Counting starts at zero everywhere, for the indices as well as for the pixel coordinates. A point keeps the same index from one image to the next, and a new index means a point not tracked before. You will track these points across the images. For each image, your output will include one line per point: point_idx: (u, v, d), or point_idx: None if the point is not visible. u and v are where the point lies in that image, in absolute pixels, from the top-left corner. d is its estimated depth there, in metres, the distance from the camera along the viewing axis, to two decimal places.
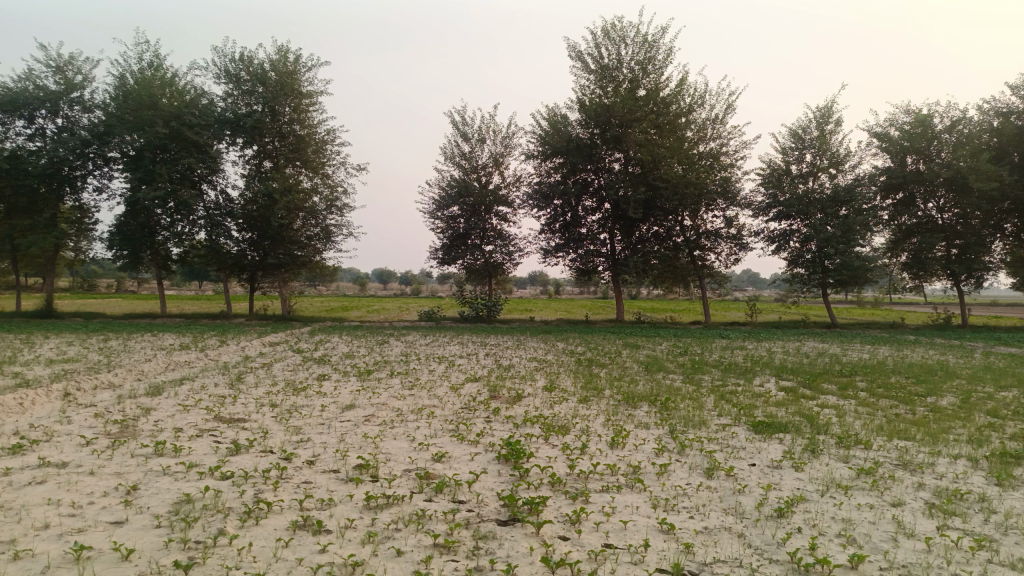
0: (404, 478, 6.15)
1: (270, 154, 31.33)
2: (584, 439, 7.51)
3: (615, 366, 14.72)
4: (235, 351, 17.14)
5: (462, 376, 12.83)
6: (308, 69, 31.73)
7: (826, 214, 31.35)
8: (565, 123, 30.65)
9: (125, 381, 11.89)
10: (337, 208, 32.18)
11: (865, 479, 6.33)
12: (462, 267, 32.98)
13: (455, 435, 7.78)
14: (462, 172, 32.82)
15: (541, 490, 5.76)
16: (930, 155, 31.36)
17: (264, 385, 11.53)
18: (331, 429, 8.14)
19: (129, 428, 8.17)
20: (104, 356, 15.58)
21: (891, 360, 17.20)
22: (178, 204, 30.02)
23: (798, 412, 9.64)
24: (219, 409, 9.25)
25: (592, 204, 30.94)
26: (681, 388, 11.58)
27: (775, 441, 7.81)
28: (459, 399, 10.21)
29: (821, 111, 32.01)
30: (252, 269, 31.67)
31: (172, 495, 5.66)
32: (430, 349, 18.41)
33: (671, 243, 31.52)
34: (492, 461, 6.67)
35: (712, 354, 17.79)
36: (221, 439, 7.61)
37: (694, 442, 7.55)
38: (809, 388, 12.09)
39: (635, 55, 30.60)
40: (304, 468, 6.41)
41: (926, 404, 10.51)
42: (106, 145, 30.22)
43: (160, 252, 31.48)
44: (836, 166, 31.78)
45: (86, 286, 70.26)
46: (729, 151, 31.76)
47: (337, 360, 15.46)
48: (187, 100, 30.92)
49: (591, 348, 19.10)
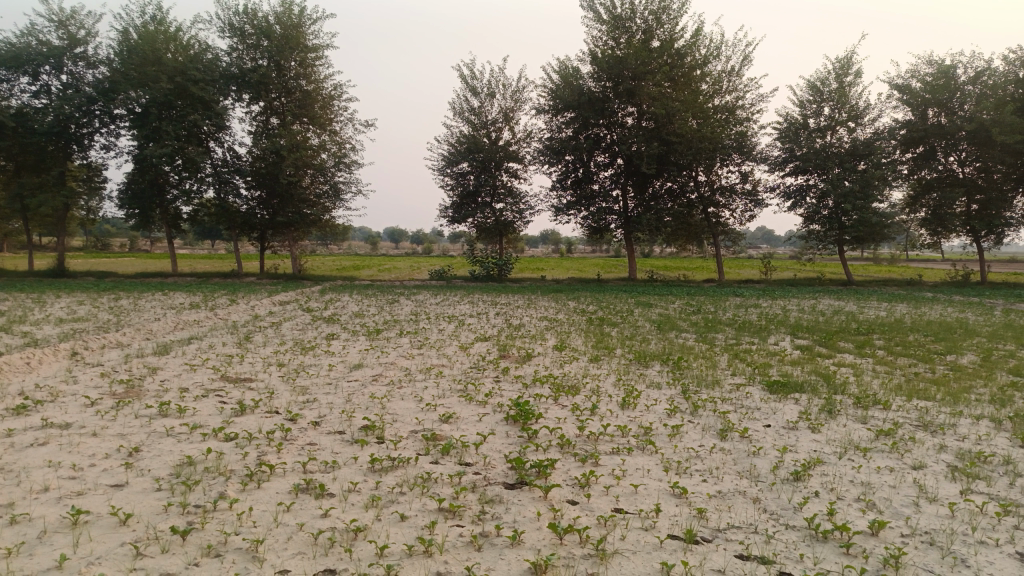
0: (410, 439, 6.01)
1: (277, 110, 30.92)
2: (594, 400, 7.35)
3: (627, 324, 14.53)
4: (245, 310, 17.10)
5: (472, 335, 12.70)
6: (313, 22, 31.10)
7: (844, 169, 30.71)
8: (577, 76, 29.92)
9: (133, 340, 11.85)
10: (346, 165, 31.91)
11: (886, 440, 6.12)
12: (473, 225, 32.70)
13: (463, 395, 7.64)
14: (471, 127, 32.27)
15: (549, 452, 5.60)
16: (953, 108, 30.46)
17: (272, 344, 11.45)
18: (338, 389, 8.03)
19: (134, 387, 8.09)
20: (114, 315, 15.56)
21: (909, 317, 16.88)
22: (186, 161, 29.78)
23: (815, 371, 9.43)
24: (226, 369, 9.17)
25: (604, 159, 30.45)
26: (694, 347, 11.41)
27: (790, 401, 7.62)
28: (468, 358, 10.08)
29: (841, 62, 31.07)
30: (262, 228, 31.55)
31: (174, 457, 5.55)
32: (440, 307, 18.29)
33: (685, 200, 31.05)
34: (500, 422, 6.52)
35: (724, 312, 17.54)
36: (226, 399, 7.51)
37: (708, 402, 7.37)
38: (825, 346, 11.86)
39: (649, 5, 29.66)
40: (309, 429, 6.29)
41: (946, 363, 10.27)
42: (112, 102, 29.91)
43: (170, 211, 31.39)
44: (855, 119, 30.95)
45: (101, 245, 70.91)
46: (744, 104, 31.02)
47: (346, 318, 15.38)
48: (192, 55, 30.42)
49: (602, 306, 18.91)
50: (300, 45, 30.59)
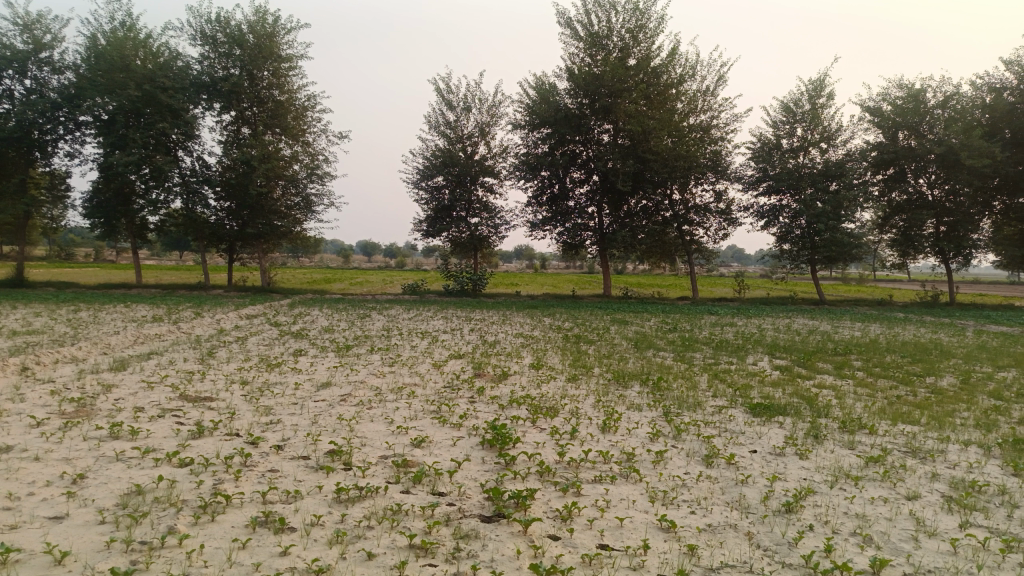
0: (380, 466, 5.64)
1: (248, 120, 30.38)
2: (574, 423, 7.04)
3: (604, 342, 14.26)
4: (209, 324, 16.52)
5: (446, 352, 12.33)
6: (287, 32, 30.73)
7: (816, 189, 30.95)
8: (554, 92, 29.85)
9: (89, 355, 11.28)
10: (318, 176, 31.45)
11: (877, 468, 5.90)
12: (447, 240, 32.36)
13: (437, 417, 7.28)
14: (447, 141, 32.03)
15: (528, 481, 5.27)
16: (922, 131, 30.92)
17: (236, 361, 10.97)
18: (304, 410, 7.61)
19: (85, 406, 7.58)
20: (72, 327, 14.91)
21: (883, 338, 16.90)
22: (153, 170, 29.06)
23: (797, 393, 9.22)
24: (185, 387, 8.69)
25: (580, 176, 30.39)
26: (673, 366, 11.15)
27: (775, 425, 7.39)
28: (442, 377, 9.71)
29: (813, 84, 31.43)
30: (230, 239, 30.86)
31: (120, 485, 5.10)
32: (413, 323, 17.89)
33: (660, 218, 31.07)
34: (475, 447, 6.18)
35: (701, 331, 17.41)
36: (183, 420, 7.06)
37: (691, 426, 7.10)
38: (804, 367, 11.70)
39: (626, 23, 29.76)
40: (271, 454, 5.89)
41: (927, 385, 10.17)
42: (78, 109, 29.14)
43: (136, 221, 30.57)
44: (828, 140, 31.29)
45: (63, 255, 69.18)
46: (719, 123, 31.19)
47: (316, 334, 14.92)
48: (161, 62, 29.81)
49: (578, 323, 18.66)
50: (274, 55, 30.14)
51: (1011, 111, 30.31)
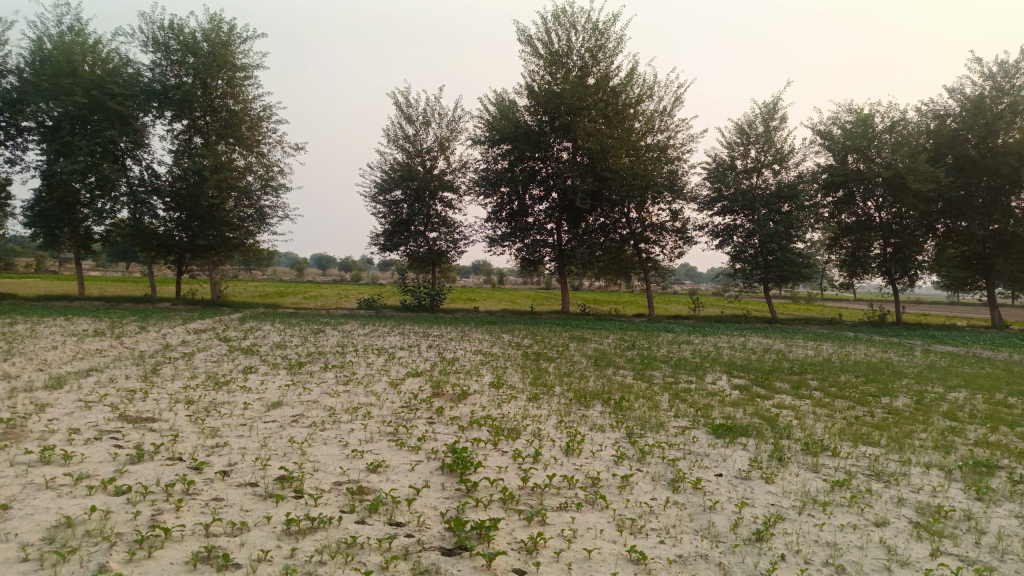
0: (333, 493, 5.34)
1: (201, 129, 29.61)
2: (536, 446, 6.83)
3: (563, 360, 14.10)
4: (155, 339, 15.85)
5: (402, 370, 11.99)
6: (242, 41, 30.18)
7: (770, 210, 31.46)
8: (514, 108, 29.85)
9: (23, 371, 10.63)
10: (272, 188, 30.80)
11: (843, 493, 5.82)
12: (405, 254, 31.94)
13: (394, 439, 6.99)
14: (405, 155, 31.73)
15: (491, 509, 5.04)
16: (871, 155, 31.81)
17: (182, 379, 10.46)
18: (253, 432, 7.23)
19: (15, 427, 7.02)
20: (6, 342, 14.11)
21: (836, 357, 17.12)
22: (99, 179, 28.04)
23: (758, 413, 9.16)
24: (126, 407, 8.21)
25: (539, 192, 30.44)
26: (633, 386, 11.01)
27: (738, 447, 7.29)
28: (399, 396, 9.39)
29: (767, 107, 32.09)
30: (179, 250, 29.94)
31: (48, 517, 4.67)
32: (368, 339, 17.47)
33: (617, 235, 31.23)
34: (435, 472, 5.93)
35: (659, 348, 17.39)
36: (122, 444, 6.61)
37: (655, 449, 6.94)
38: (762, 386, 11.72)
39: (586, 42, 30.00)
40: (217, 481, 5.53)
41: (883, 406, 10.25)
42: (20, 113, 27.99)
43: (80, 230, 29.43)
44: (781, 162, 31.91)
45: (3, 265, 66.48)
46: (676, 143, 31.56)
47: (267, 350, 14.40)
48: (111, 68, 28.88)
49: (536, 340, 18.49)
50: (229, 64, 29.49)
51: (954, 137, 31.43)
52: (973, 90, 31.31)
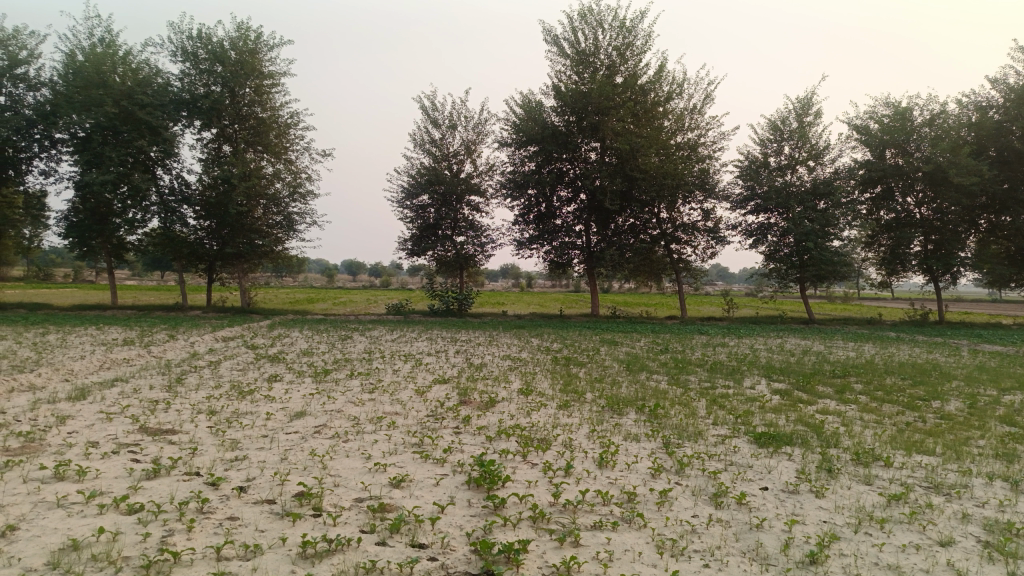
0: (353, 511, 5.06)
1: (229, 138, 29.79)
2: (568, 458, 6.47)
3: (595, 364, 13.72)
4: (183, 348, 15.73)
5: (430, 377, 11.71)
6: (269, 48, 30.33)
7: (805, 208, 30.69)
8: (540, 109, 29.54)
9: (49, 382, 10.53)
10: (301, 195, 30.86)
11: (900, 508, 5.38)
12: (433, 259, 31.77)
13: (419, 451, 6.69)
14: (432, 159, 31.60)
15: (520, 529, 4.71)
16: (909, 149, 30.91)
17: (207, 388, 10.30)
18: (275, 444, 6.99)
19: (33, 441, 6.86)
20: (36, 352, 14.08)
21: (879, 359, 16.46)
22: (131, 189, 28.32)
23: (801, 420, 8.69)
24: (147, 419, 8.02)
25: (567, 194, 30.04)
26: (668, 391, 10.60)
27: (784, 458, 6.85)
28: (425, 405, 9.10)
29: (800, 103, 31.34)
30: (210, 258, 30.12)
31: (55, 539, 4.44)
32: (396, 344, 17.26)
33: (648, 236, 30.68)
34: (461, 487, 5.62)
35: (693, 352, 16.92)
36: (140, 458, 6.41)
37: (695, 460, 6.54)
38: (804, 390, 11.20)
39: (612, 41, 29.57)
40: (232, 498, 5.27)
41: (935, 411, 9.68)
42: (53, 126, 28.33)
43: (113, 240, 29.74)
44: (815, 158, 31.11)
45: (42, 275, 67.80)
46: (706, 142, 30.95)
47: (294, 358, 14.23)
48: (141, 79, 29.18)
49: (568, 344, 18.09)
50: (256, 71, 29.65)
51: (997, 129, 30.35)
52: (1016, 79, 30.24)
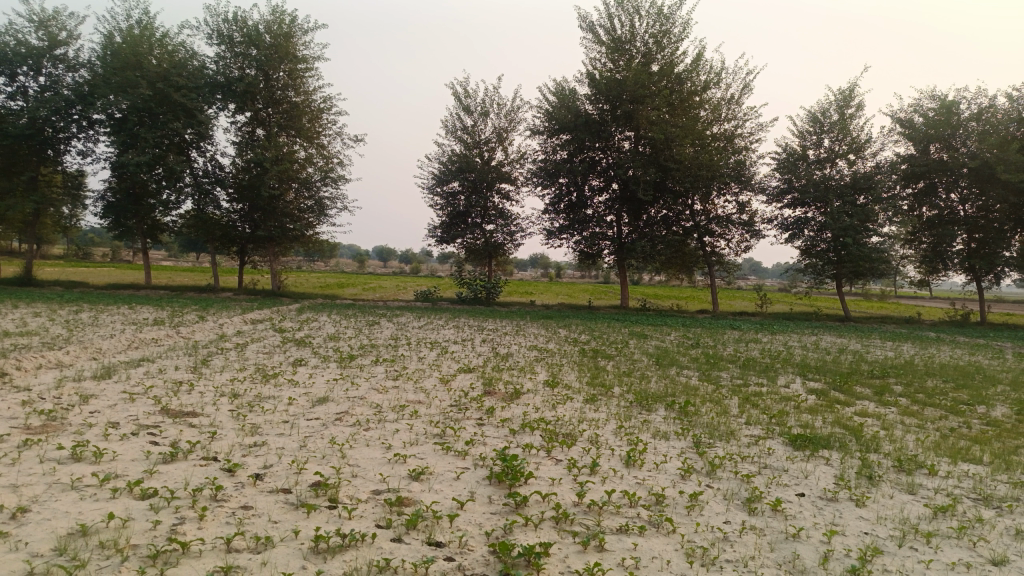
0: (370, 504, 4.90)
1: (263, 121, 29.87)
2: (594, 455, 6.23)
3: (623, 358, 13.43)
4: (211, 329, 15.77)
5: (455, 366, 11.53)
6: (304, 32, 30.33)
7: (844, 202, 29.88)
8: (573, 97, 29.12)
9: (76, 360, 10.57)
10: (332, 180, 30.89)
11: (948, 521, 5.05)
12: (462, 246, 31.62)
13: (440, 443, 6.51)
14: (463, 146, 31.39)
15: (542, 530, 4.49)
16: (955, 144, 29.93)
17: (231, 371, 10.24)
18: (295, 431, 6.85)
19: (54, 420, 6.82)
20: (67, 330, 14.18)
21: (919, 359, 15.92)
22: (166, 170, 28.59)
23: (839, 422, 8.33)
24: (169, 400, 7.95)
25: (599, 184, 29.63)
26: (699, 387, 10.27)
27: (821, 462, 6.53)
28: (448, 395, 8.91)
29: (842, 94, 30.46)
30: (241, 241, 30.33)
31: (64, 523, 4.33)
32: (422, 331, 17.14)
33: (680, 228, 30.14)
34: (482, 482, 5.42)
35: (725, 347, 16.54)
36: (159, 440, 6.32)
37: (726, 461, 6.26)
38: (841, 391, 10.80)
39: (649, 28, 29.00)
40: (248, 486, 5.14)
41: (980, 416, 9.25)
42: (91, 107, 28.66)
43: (147, 221, 30.07)
44: (856, 152, 30.26)
45: (81, 254, 69.18)
46: (743, 133, 30.25)
47: (319, 342, 14.17)
48: (176, 61, 29.39)
49: (595, 336, 17.80)
50: (290, 55, 29.69)
51: None
52: None
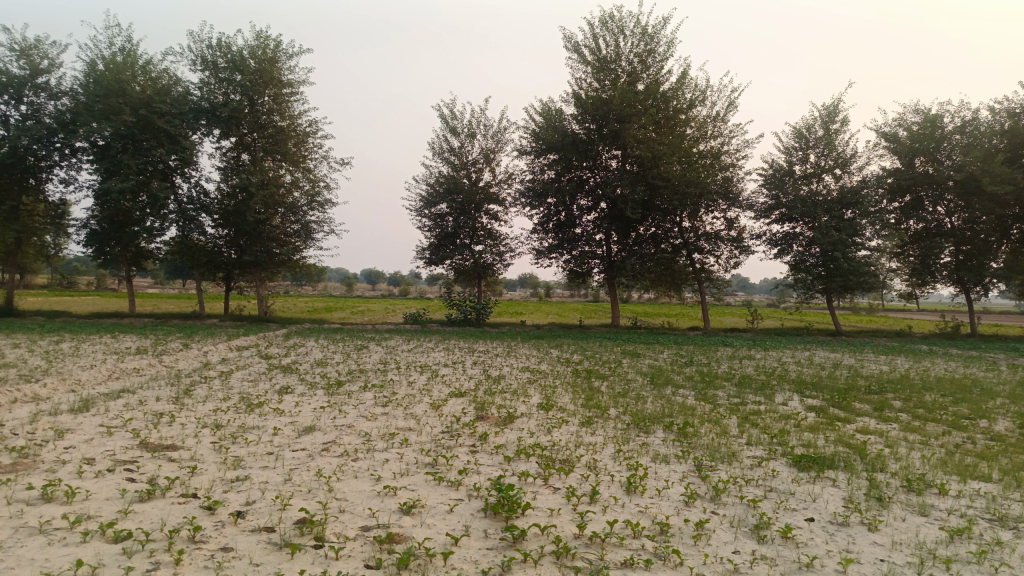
0: (358, 542, 4.62)
1: (248, 146, 29.66)
2: (593, 482, 5.98)
3: (617, 378, 13.19)
4: (196, 357, 15.42)
5: (446, 390, 11.24)
6: (288, 56, 30.25)
7: (831, 217, 29.94)
8: (560, 117, 29.13)
9: (53, 393, 10.21)
10: (319, 204, 30.66)
11: (966, 545, 4.82)
12: (451, 267, 31.39)
13: (432, 472, 6.24)
14: (451, 168, 31.27)
15: (543, 567, 4.23)
16: (939, 158, 30.14)
17: (215, 401, 9.91)
18: (280, 463, 6.56)
19: (26, 457, 6.50)
20: (47, 361, 13.78)
21: (915, 373, 15.78)
22: (150, 197, 28.29)
23: (842, 441, 8.10)
24: (149, 433, 7.63)
25: (587, 203, 29.56)
26: (696, 407, 10.04)
27: (827, 484, 6.31)
28: (440, 421, 8.64)
29: (827, 110, 30.64)
30: (227, 267, 29.97)
31: (27, 573, 4.02)
32: (411, 355, 16.87)
33: (669, 245, 30.08)
34: (476, 515, 5.15)
35: (720, 364, 16.35)
36: (136, 477, 6.02)
37: (730, 486, 6.03)
38: (841, 408, 10.61)
39: (634, 47, 29.13)
40: (228, 525, 4.85)
41: (984, 431, 9.07)
42: (73, 134, 28.35)
43: (131, 248, 29.70)
44: (842, 167, 30.39)
45: (66, 283, 68.44)
46: (730, 150, 30.31)
47: (307, 368, 13.85)
48: (160, 88, 29.20)
49: (588, 356, 17.58)
50: (275, 80, 29.59)
51: None
52: None
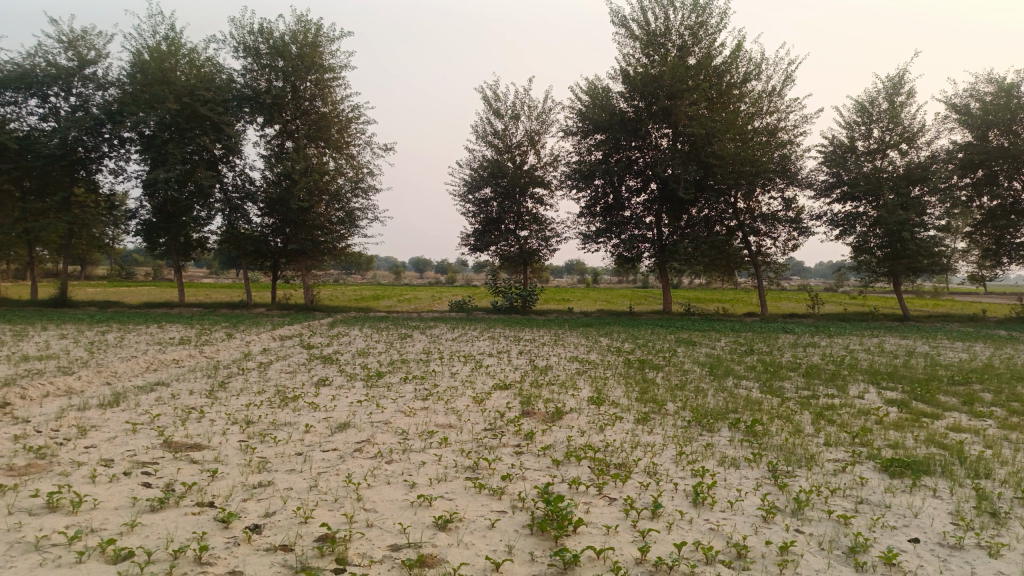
0: (383, 566, 4.00)
1: (292, 133, 29.50)
2: (654, 492, 5.25)
3: (672, 368, 12.36)
4: (237, 348, 15.10)
5: (490, 382, 10.60)
6: (330, 41, 29.93)
7: (897, 195, 28.31)
8: (607, 96, 28.12)
9: (87, 386, 9.93)
10: (362, 190, 30.33)
11: None
12: (496, 254, 30.81)
13: (472, 478, 5.60)
14: (495, 151, 30.57)
15: None
16: (1016, 130, 28.17)
17: (248, 394, 9.45)
18: (307, 466, 6.01)
19: (41, 459, 6.07)
20: (88, 353, 13.59)
21: (999, 362, 14.49)
22: (196, 187, 28.43)
23: (934, 441, 7.17)
24: (174, 431, 7.17)
25: (636, 184, 28.53)
26: (762, 401, 9.17)
27: (927, 494, 5.45)
28: (483, 417, 7.99)
29: (891, 81, 28.91)
30: (274, 255, 29.89)
31: None
32: (456, 344, 16.29)
33: (723, 227, 28.86)
34: (521, 533, 4.49)
35: (782, 353, 15.30)
36: (153, 482, 5.51)
37: (813, 496, 5.22)
38: (924, 401, 9.59)
39: (685, 20, 27.89)
40: (241, 543, 4.28)
41: None
42: (121, 125, 28.53)
43: (180, 239, 29.91)
44: (909, 141, 28.63)
45: (124, 274, 70.15)
46: (787, 126, 28.84)
47: (347, 359, 13.38)
48: (203, 75, 29.19)
49: (640, 344, 16.71)
50: (316, 65, 29.33)
51: None
52: None
